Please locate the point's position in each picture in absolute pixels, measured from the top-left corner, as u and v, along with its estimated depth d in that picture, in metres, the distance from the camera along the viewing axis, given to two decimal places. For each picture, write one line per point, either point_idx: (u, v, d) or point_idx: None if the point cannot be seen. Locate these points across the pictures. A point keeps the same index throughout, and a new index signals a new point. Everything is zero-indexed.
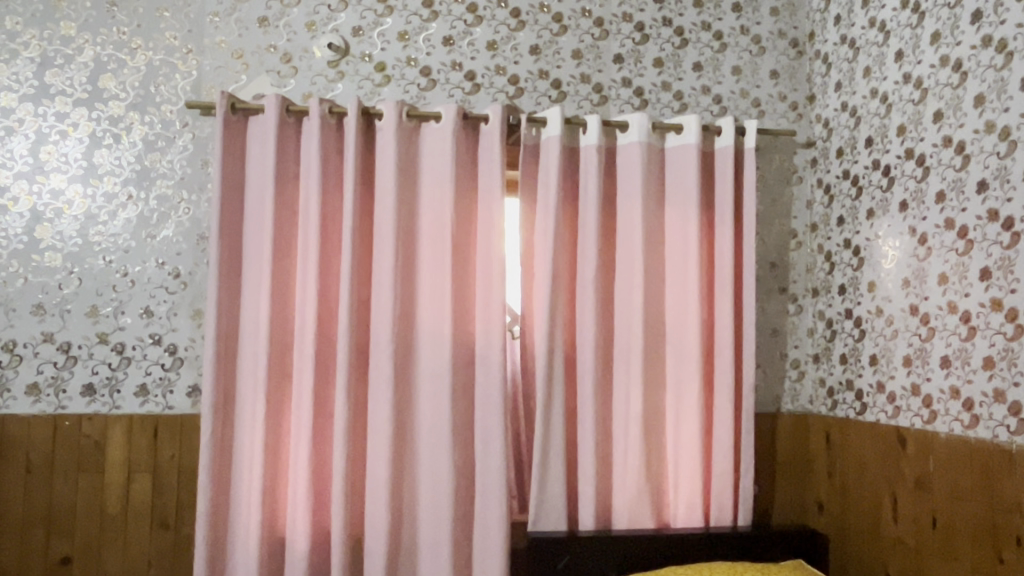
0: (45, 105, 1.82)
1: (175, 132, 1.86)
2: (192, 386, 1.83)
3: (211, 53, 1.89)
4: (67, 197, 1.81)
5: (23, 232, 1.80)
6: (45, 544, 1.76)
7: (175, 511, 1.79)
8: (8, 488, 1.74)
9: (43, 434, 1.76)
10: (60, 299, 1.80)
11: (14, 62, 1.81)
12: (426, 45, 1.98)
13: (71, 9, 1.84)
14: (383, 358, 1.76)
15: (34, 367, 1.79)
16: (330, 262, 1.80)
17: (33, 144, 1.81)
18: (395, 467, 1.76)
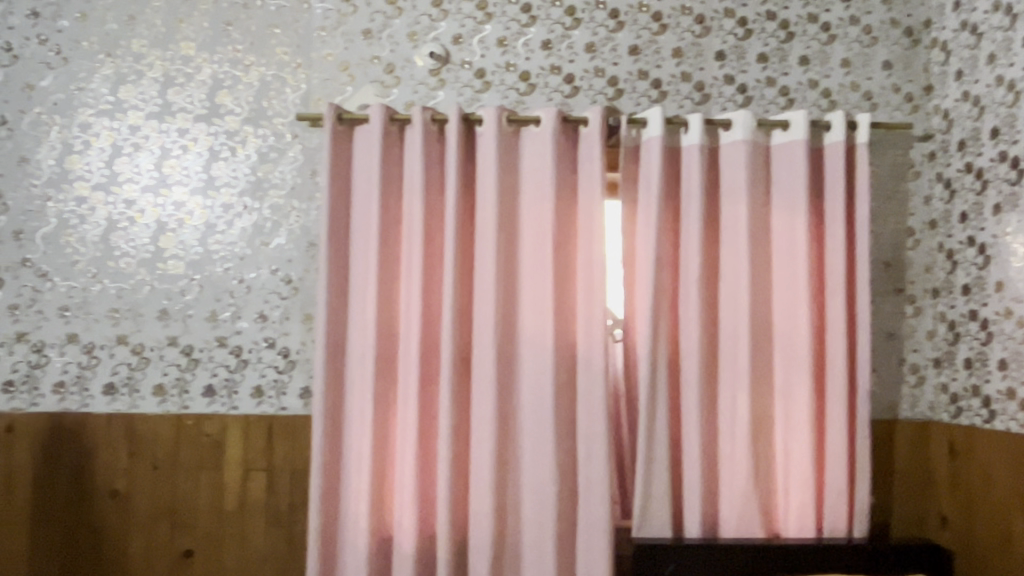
0: (167, 121, 1.93)
1: (286, 144, 1.93)
2: (304, 388, 1.90)
3: (319, 66, 1.95)
4: (189, 209, 1.91)
5: (149, 243, 1.91)
6: (170, 538, 1.85)
7: (288, 509, 1.86)
8: (136, 484, 1.85)
9: (167, 433, 1.86)
10: (183, 305, 1.90)
11: (140, 82, 1.93)
12: (525, 49, 1.99)
13: (191, 30, 1.94)
14: (485, 362, 1.77)
15: (159, 369, 1.89)
16: (434, 267, 1.83)
17: (157, 159, 1.92)
18: (500, 471, 1.78)
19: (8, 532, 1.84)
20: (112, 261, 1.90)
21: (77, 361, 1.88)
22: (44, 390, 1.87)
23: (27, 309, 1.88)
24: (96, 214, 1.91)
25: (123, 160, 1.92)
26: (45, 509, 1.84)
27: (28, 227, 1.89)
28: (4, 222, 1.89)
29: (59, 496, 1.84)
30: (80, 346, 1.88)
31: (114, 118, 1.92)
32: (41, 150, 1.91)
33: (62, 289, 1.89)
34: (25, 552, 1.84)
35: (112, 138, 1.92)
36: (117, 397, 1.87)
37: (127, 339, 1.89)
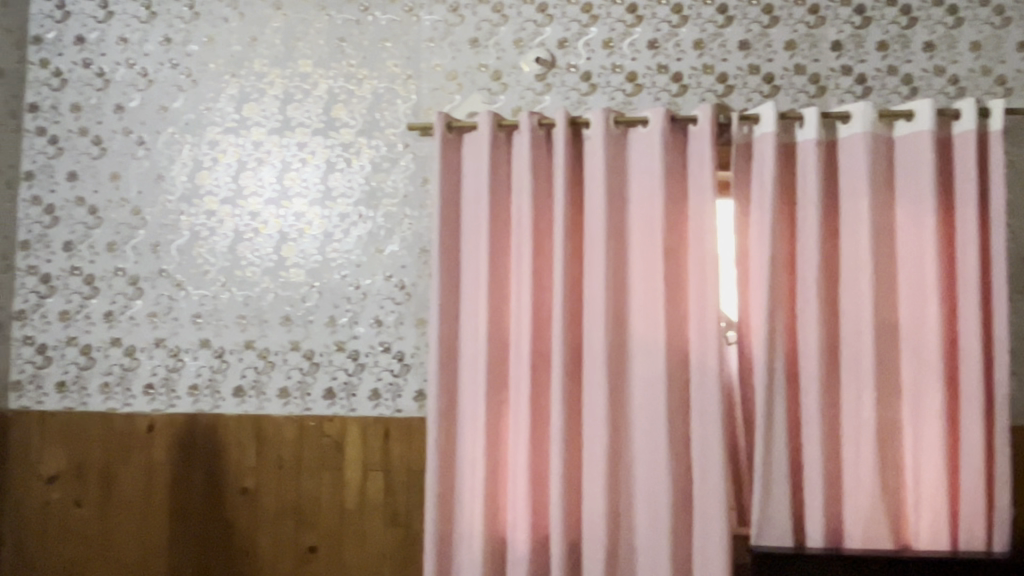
0: (288, 136, 2.02)
1: (398, 153, 1.99)
2: (419, 391, 1.94)
3: (428, 77, 2.00)
4: (308, 219, 2.00)
5: (272, 252, 2.00)
6: (295, 534, 1.93)
7: (405, 508, 1.91)
8: (263, 481, 1.94)
9: (291, 433, 1.95)
10: (304, 311, 1.98)
11: (262, 100, 2.03)
12: (631, 50, 1.97)
13: (308, 48, 2.03)
14: (596, 365, 1.77)
15: (283, 373, 1.98)
16: (543, 271, 1.84)
17: (278, 172, 2.01)
18: (612, 474, 1.76)
19: (150, 524, 1.97)
20: (239, 270, 2.01)
21: (208, 365, 1.99)
22: (180, 392, 1.99)
23: (164, 317, 2.01)
24: (224, 226, 2.02)
25: (248, 174, 2.02)
26: (182, 504, 1.96)
27: (163, 240, 2.03)
28: (143, 236, 2.03)
29: (194, 492, 1.96)
30: (211, 350, 2.00)
31: (239, 134, 2.03)
32: (174, 167, 2.04)
33: (195, 298, 2.01)
34: (165, 544, 1.97)
35: (237, 154, 2.03)
36: (246, 399, 1.98)
37: (253, 344, 1.99)
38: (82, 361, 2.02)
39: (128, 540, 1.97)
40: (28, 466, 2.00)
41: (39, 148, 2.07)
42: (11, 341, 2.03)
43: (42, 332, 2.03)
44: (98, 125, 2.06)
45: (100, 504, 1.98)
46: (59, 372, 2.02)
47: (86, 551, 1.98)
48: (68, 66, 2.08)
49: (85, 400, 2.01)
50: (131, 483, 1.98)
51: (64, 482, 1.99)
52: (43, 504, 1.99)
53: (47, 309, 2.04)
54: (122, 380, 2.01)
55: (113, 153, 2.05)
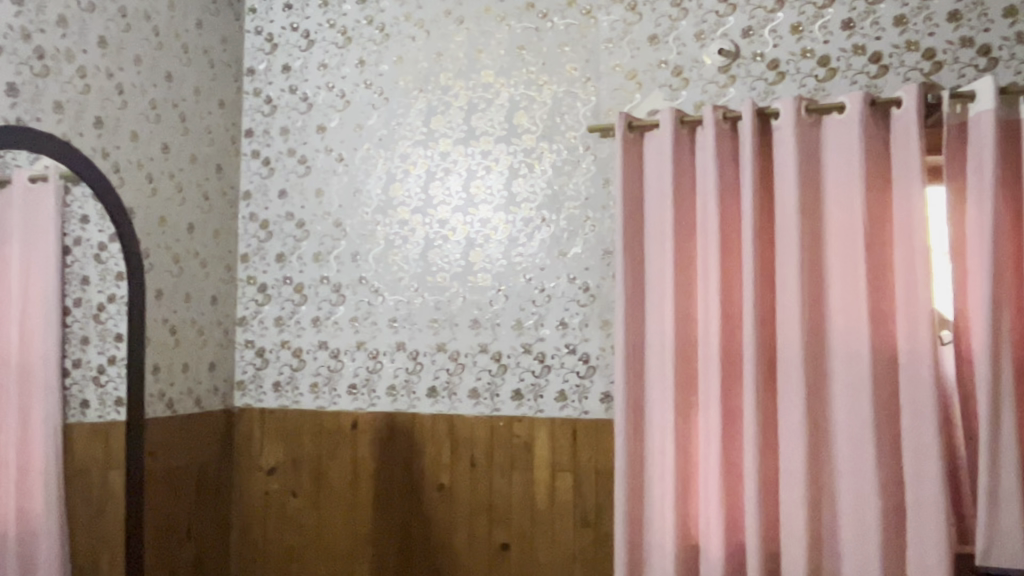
0: (472, 145, 2.08)
1: (579, 156, 2.00)
2: (606, 393, 1.94)
3: (607, 77, 2.00)
4: (493, 225, 2.05)
5: (461, 258, 2.07)
6: (488, 531, 1.99)
7: (595, 510, 1.92)
8: (458, 478, 2.02)
9: (483, 433, 2.01)
10: (491, 314, 2.04)
11: (448, 112, 2.11)
12: (823, 32, 1.86)
13: (489, 58, 2.09)
14: (792, 367, 1.68)
15: (473, 374, 2.04)
16: (732, 270, 1.78)
17: (464, 180, 2.08)
18: (813, 483, 1.67)
19: (356, 516, 2.11)
20: (430, 276, 2.10)
21: (405, 367, 2.10)
22: (380, 392, 2.12)
23: (364, 321, 2.15)
24: (415, 234, 2.12)
25: (437, 184, 2.11)
26: (383, 497, 2.09)
27: (362, 249, 2.16)
28: (344, 246, 2.18)
29: (394, 487, 2.08)
30: (407, 353, 2.10)
31: (427, 146, 2.12)
32: (370, 181, 2.17)
33: (391, 303, 2.13)
34: (369, 534, 2.10)
35: (427, 165, 2.12)
36: (439, 399, 2.06)
37: (445, 347, 2.07)
38: (295, 363, 2.20)
39: (337, 529, 2.12)
40: (251, 459, 2.21)
41: (254, 170, 2.28)
42: (235, 345, 2.25)
43: (260, 336, 2.24)
44: (303, 146, 2.24)
45: (313, 495, 2.15)
46: (275, 373, 2.21)
47: (301, 538, 2.15)
48: (277, 93, 2.28)
49: (297, 398, 2.18)
50: (339, 476, 2.13)
51: (282, 474, 2.18)
52: (264, 494, 2.19)
53: (264, 315, 2.24)
54: (329, 381, 2.16)
55: (317, 170, 2.22)
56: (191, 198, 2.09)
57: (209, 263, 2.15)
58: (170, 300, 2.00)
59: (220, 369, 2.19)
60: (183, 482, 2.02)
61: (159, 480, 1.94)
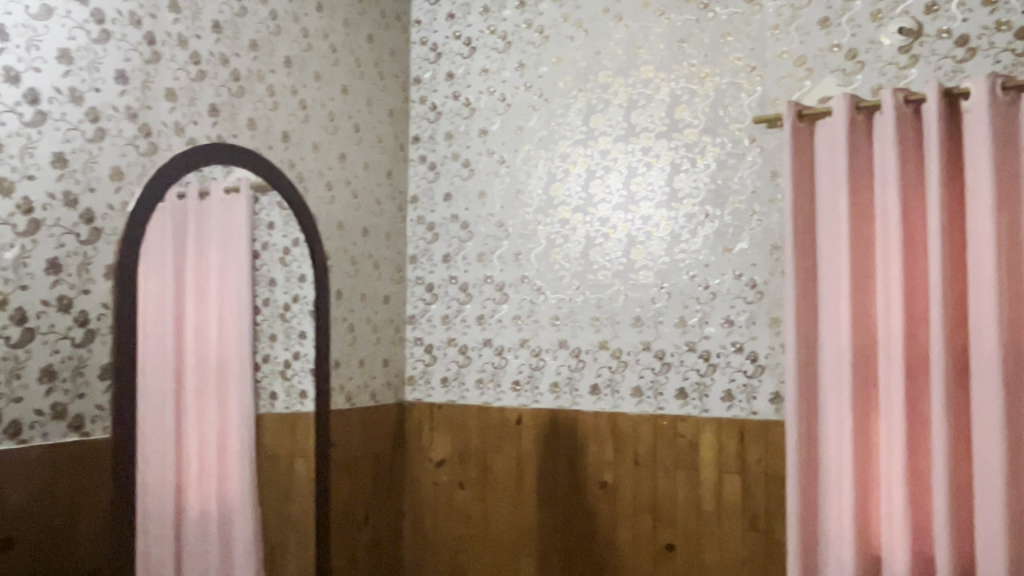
0: (632, 142, 2.07)
1: (744, 149, 1.94)
2: (776, 393, 1.87)
3: (774, 66, 1.92)
4: (655, 221, 2.03)
5: (622, 255, 2.07)
6: (653, 531, 1.97)
7: (765, 514, 1.85)
8: (621, 476, 2.02)
9: (646, 431, 2.00)
10: (654, 312, 2.02)
11: (607, 110, 2.11)
12: (1021, 2, 1.70)
13: (649, 54, 2.07)
14: (988, 369, 1.55)
15: (636, 372, 2.03)
16: (916, 265, 1.66)
17: (625, 177, 2.07)
18: (1013, 497, 1.53)
19: (521, 509, 2.16)
20: (591, 275, 2.11)
21: (567, 364, 2.13)
22: (543, 388, 2.15)
23: (527, 319, 2.19)
24: (576, 233, 2.13)
25: (597, 183, 2.11)
26: (548, 492, 2.12)
27: (524, 249, 2.21)
28: (507, 246, 2.23)
29: (558, 482, 2.10)
30: (569, 350, 2.13)
31: (587, 145, 2.13)
32: (532, 181, 2.21)
33: (553, 301, 2.16)
34: (534, 527, 2.14)
35: (587, 164, 2.13)
36: (602, 397, 2.07)
37: (607, 345, 2.08)
38: (461, 360, 2.28)
39: (502, 521, 2.18)
40: (422, 451, 2.31)
41: (421, 174, 2.38)
42: (406, 342, 2.36)
43: (428, 334, 2.34)
44: (466, 150, 2.32)
45: (479, 487, 2.22)
46: (443, 368, 2.31)
47: (468, 529, 2.23)
48: (441, 100, 2.37)
49: (464, 394, 2.27)
50: (505, 470, 2.18)
51: (450, 466, 2.26)
52: (434, 485, 2.29)
53: (432, 314, 2.34)
54: (494, 377, 2.23)
55: (480, 173, 2.29)
56: (366, 203, 2.22)
57: (381, 264, 2.28)
58: (347, 299, 2.13)
59: (393, 364, 2.31)
60: (360, 470, 2.15)
61: (339, 467, 2.08)
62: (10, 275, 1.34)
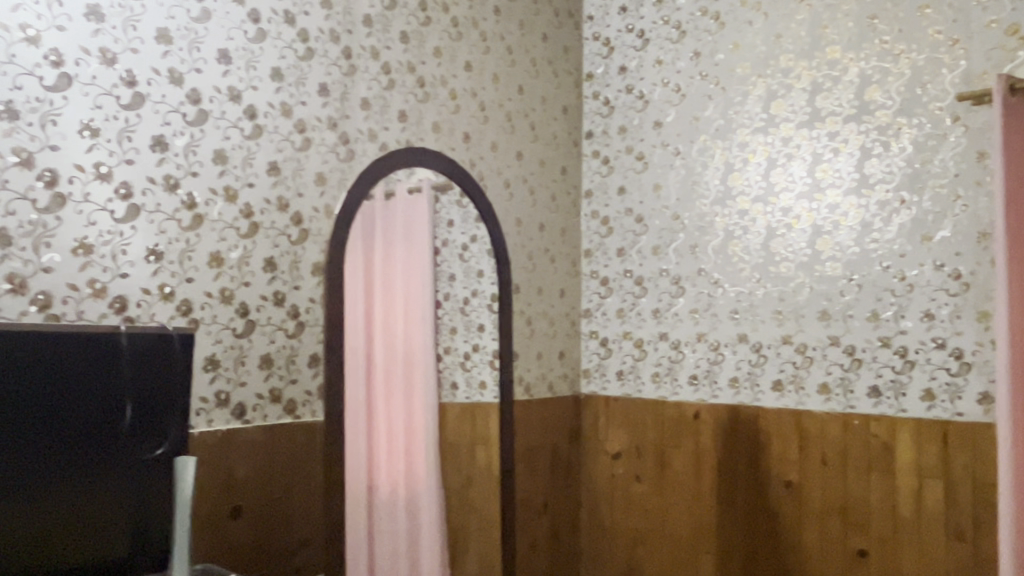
0: (817, 127, 1.97)
1: (946, 129, 1.79)
2: (984, 393, 1.72)
3: (981, 37, 1.76)
4: (843, 210, 1.92)
5: (806, 246, 1.98)
6: (844, 535, 1.88)
7: (973, 524, 1.71)
8: (807, 476, 1.94)
9: (835, 430, 1.91)
10: (843, 305, 1.92)
11: (789, 95, 2.03)
12: None
13: (835, 33, 1.96)
14: None
15: (824, 368, 1.94)
16: None
17: (809, 165, 1.98)
18: None
19: (699, 506, 2.12)
20: (773, 266, 2.03)
21: (748, 359, 2.07)
22: (722, 383, 2.11)
23: (704, 313, 2.15)
24: (757, 224, 2.06)
25: (779, 171, 2.03)
26: (727, 490, 2.07)
27: (701, 241, 2.17)
28: (683, 238, 2.20)
29: (737, 480, 2.05)
30: (750, 345, 2.07)
31: (768, 133, 2.06)
32: (708, 172, 2.16)
33: (732, 294, 2.10)
34: (713, 525, 2.10)
35: (767, 152, 2.06)
36: (786, 393, 2.00)
37: (791, 339, 2.00)
38: (637, 353, 2.28)
39: (681, 517, 2.16)
40: (598, 443, 2.34)
41: (595, 169, 2.41)
42: (581, 335, 2.40)
43: (604, 327, 2.36)
44: (640, 143, 2.31)
45: (657, 481, 2.21)
46: (619, 362, 2.32)
47: (646, 523, 2.22)
48: (614, 94, 2.37)
49: (640, 387, 2.27)
50: (682, 465, 2.16)
51: (627, 459, 2.27)
52: (611, 477, 2.30)
53: (607, 307, 2.35)
54: (670, 371, 2.21)
55: (654, 166, 2.28)
56: (542, 200, 2.27)
57: (557, 259, 2.32)
58: (525, 293, 2.19)
59: (569, 357, 2.35)
60: (539, 459, 2.21)
61: (520, 456, 2.15)
62: (236, 273, 1.48)
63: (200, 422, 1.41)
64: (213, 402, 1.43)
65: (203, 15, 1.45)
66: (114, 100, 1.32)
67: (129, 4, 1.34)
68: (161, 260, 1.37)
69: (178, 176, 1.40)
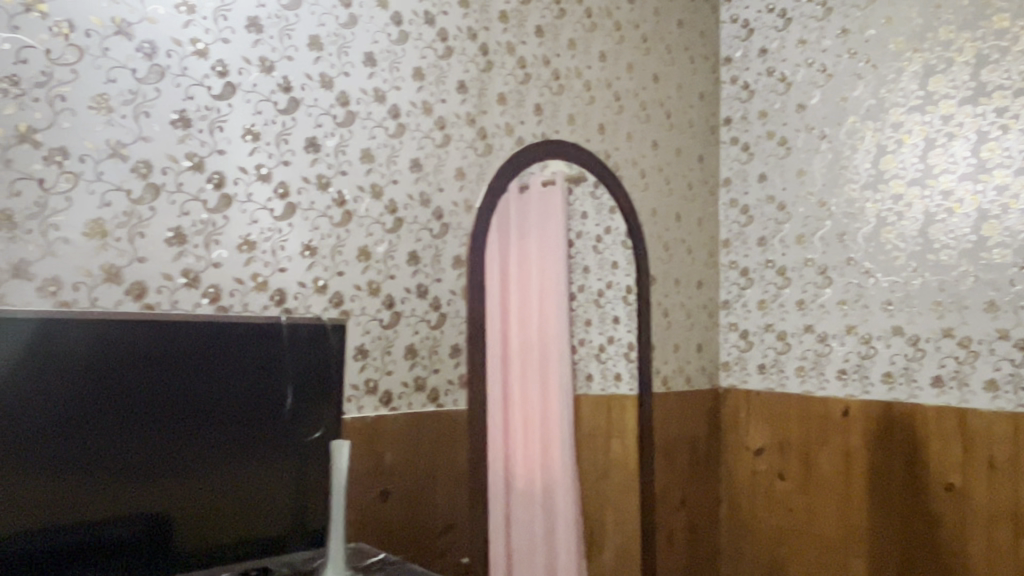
0: (983, 103, 1.81)
1: None
2: None
3: None
4: (1014, 192, 1.76)
5: (970, 232, 1.83)
6: (1015, 544, 1.73)
7: None
8: (973, 479, 1.80)
9: (1004, 431, 1.76)
10: (1013, 296, 1.77)
11: (950, 70, 1.87)
12: None
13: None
14: None
15: (990, 364, 1.80)
16: None
17: (972, 144, 1.83)
18: None
19: (850, 506, 2.02)
20: (932, 254, 1.90)
21: (903, 353, 1.95)
22: (874, 378, 2.00)
23: (854, 304, 2.05)
24: (912, 209, 1.93)
25: (938, 152, 1.89)
26: (881, 491, 1.96)
27: (850, 229, 2.06)
28: (830, 226, 2.10)
29: (892, 481, 1.94)
30: (905, 338, 1.95)
31: (925, 111, 1.91)
32: (858, 155, 2.05)
33: (885, 284, 1.98)
34: (865, 527, 1.99)
35: (925, 132, 1.92)
36: (947, 390, 1.87)
37: (952, 333, 1.87)
38: (780, 346, 2.21)
39: (829, 516, 2.06)
40: (738, 438, 2.27)
41: (734, 156, 2.34)
42: (720, 327, 2.35)
43: (744, 319, 2.30)
44: (783, 127, 2.22)
45: (802, 479, 2.12)
46: (760, 355, 2.25)
47: (791, 521, 2.14)
48: (754, 78, 2.30)
49: (784, 381, 2.19)
50: (831, 463, 2.06)
51: (770, 455, 2.20)
52: (752, 473, 2.24)
53: (747, 299, 2.29)
54: (817, 365, 2.12)
55: (798, 151, 2.18)
56: (679, 189, 2.23)
57: (695, 250, 2.27)
58: (662, 285, 2.16)
59: (707, 350, 2.30)
60: (678, 453, 2.17)
61: (660, 449, 2.12)
62: (383, 267, 1.55)
63: (351, 408, 1.48)
64: (362, 389, 1.50)
65: (350, 21, 1.52)
66: (272, 105, 1.40)
67: (285, 14, 1.42)
68: (315, 255, 1.45)
69: (329, 175, 1.48)
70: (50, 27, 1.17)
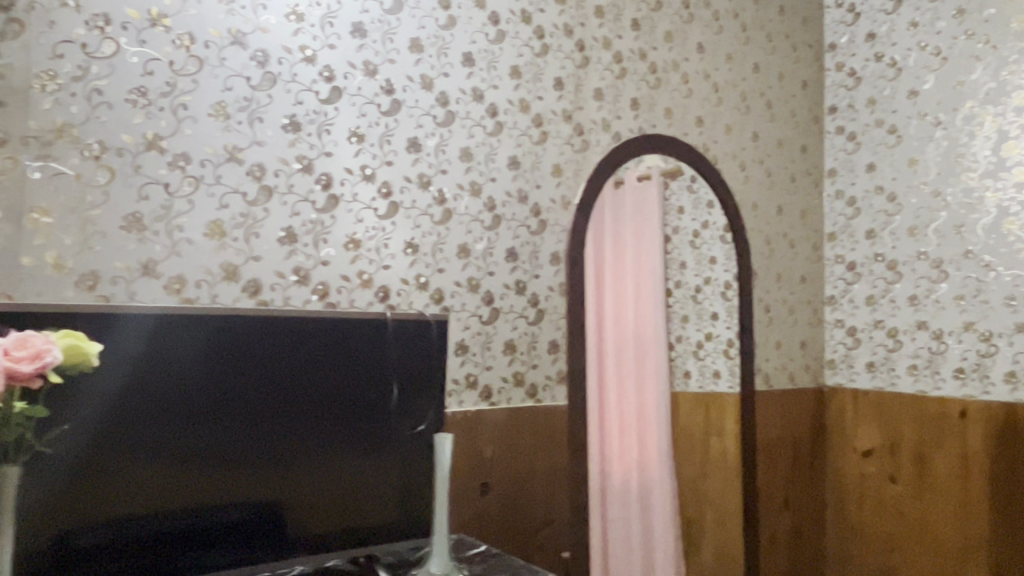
0: None
1: None
2: None
3: None
4: None
5: None
6: None
7: None
8: None
9: None
10: None
11: None
12: None
13: None
14: None
15: None
16: None
17: None
18: None
19: (968, 512, 1.92)
20: None
21: None
22: (995, 378, 1.89)
23: (973, 299, 1.94)
24: None
25: None
26: (1004, 497, 1.85)
27: (967, 220, 1.95)
28: (946, 217, 2.00)
29: (1016, 486, 1.83)
30: None
31: None
32: (977, 142, 1.93)
33: (1008, 279, 1.87)
34: (986, 534, 1.88)
35: None
36: None
37: None
38: (890, 344, 2.12)
39: (945, 522, 1.96)
40: (845, 439, 2.19)
41: (839, 146, 2.26)
42: (825, 324, 2.27)
43: (851, 315, 2.21)
44: (893, 114, 2.13)
45: (916, 483, 2.03)
46: (869, 353, 2.16)
47: (903, 527, 2.05)
48: (861, 64, 2.21)
49: (895, 380, 2.10)
50: (947, 467, 1.96)
51: (879, 457, 2.11)
52: (861, 475, 2.15)
53: (854, 294, 2.21)
54: (931, 363, 2.02)
55: (910, 139, 2.08)
56: (781, 181, 2.17)
57: (798, 243, 2.21)
58: (764, 280, 2.11)
59: (811, 347, 2.23)
60: (781, 453, 2.12)
61: (762, 448, 2.07)
62: (482, 264, 1.57)
63: (453, 403, 1.51)
64: (463, 383, 1.53)
65: (449, 22, 1.54)
66: (376, 107, 1.45)
67: (387, 19, 1.46)
68: (417, 253, 1.49)
69: (430, 174, 1.51)
70: (173, 40, 1.25)
